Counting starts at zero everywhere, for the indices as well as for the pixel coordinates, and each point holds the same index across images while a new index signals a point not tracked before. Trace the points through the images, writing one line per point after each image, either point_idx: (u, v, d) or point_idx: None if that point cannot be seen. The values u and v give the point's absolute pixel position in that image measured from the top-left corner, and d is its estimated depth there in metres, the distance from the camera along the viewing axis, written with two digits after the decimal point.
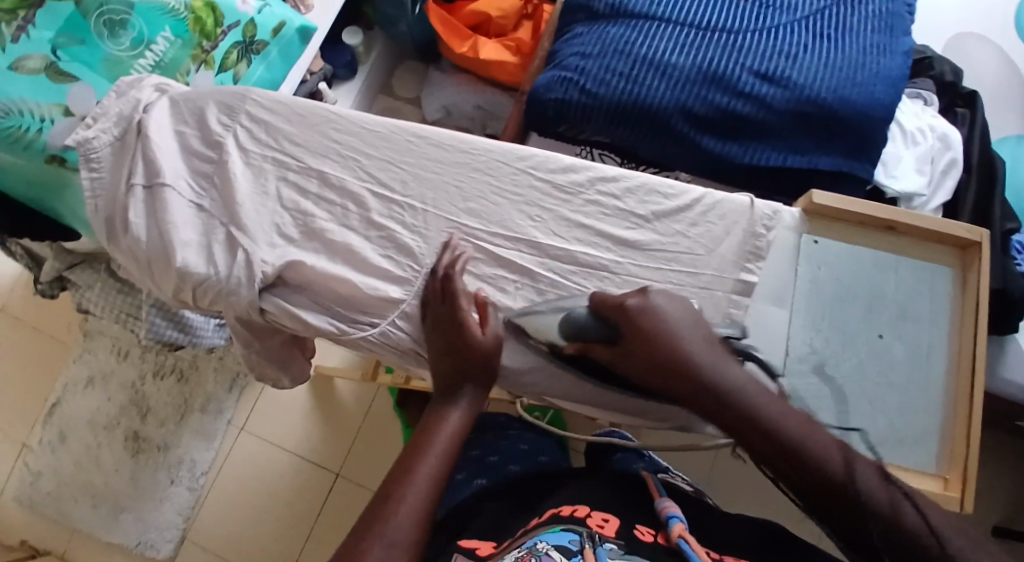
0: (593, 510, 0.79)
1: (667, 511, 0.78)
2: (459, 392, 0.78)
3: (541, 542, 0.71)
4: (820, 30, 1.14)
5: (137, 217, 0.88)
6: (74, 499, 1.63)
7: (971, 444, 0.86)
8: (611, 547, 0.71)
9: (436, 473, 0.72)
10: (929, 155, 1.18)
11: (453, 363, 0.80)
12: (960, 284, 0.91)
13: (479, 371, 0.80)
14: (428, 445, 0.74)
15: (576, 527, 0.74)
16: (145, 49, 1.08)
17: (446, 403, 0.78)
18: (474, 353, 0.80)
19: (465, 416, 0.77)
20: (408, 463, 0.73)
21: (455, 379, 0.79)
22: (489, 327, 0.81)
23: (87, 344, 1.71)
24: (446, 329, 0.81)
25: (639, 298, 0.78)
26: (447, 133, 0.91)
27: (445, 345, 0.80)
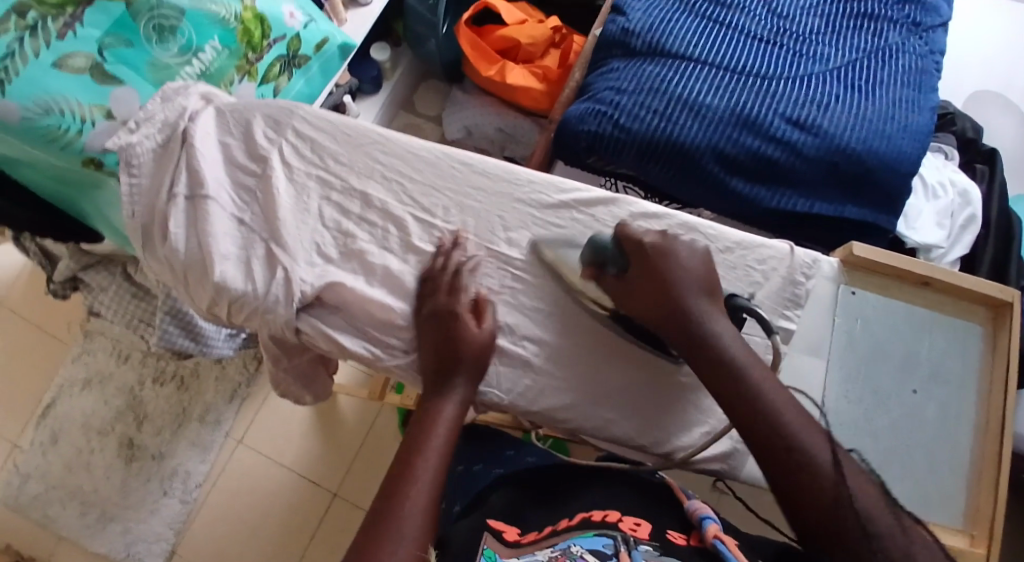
0: (625, 514, 0.76)
1: (700, 511, 0.76)
2: (452, 383, 0.78)
3: (574, 546, 0.69)
4: (852, 81, 1.15)
5: (177, 227, 0.87)
6: (62, 504, 1.59)
7: (997, 505, 0.85)
8: (646, 549, 0.70)
9: (437, 465, 0.72)
10: (949, 210, 1.19)
11: (451, 360, 0.79)
12: (991, 344, 0.90)
13: (472, 362, 0.80)
14: (427, 433, 0.74)
15: (609, 531, 0.72)
16: (193, 57, 1.07)
17: (440, 393, 0.77)
18: (473, 346, 0.80)
19: (461, 406, 0.77)
20: (407, 455, 0.72)
21: (445, 371, 0.79)
22: (486, 324, 0.82)
23: (87, 344, 1.69)
24: (439, 330, 0.81)
25: (660, 238, 0.81)
26: (492, 162, 0.91)
27: (436, 343, 0.80)
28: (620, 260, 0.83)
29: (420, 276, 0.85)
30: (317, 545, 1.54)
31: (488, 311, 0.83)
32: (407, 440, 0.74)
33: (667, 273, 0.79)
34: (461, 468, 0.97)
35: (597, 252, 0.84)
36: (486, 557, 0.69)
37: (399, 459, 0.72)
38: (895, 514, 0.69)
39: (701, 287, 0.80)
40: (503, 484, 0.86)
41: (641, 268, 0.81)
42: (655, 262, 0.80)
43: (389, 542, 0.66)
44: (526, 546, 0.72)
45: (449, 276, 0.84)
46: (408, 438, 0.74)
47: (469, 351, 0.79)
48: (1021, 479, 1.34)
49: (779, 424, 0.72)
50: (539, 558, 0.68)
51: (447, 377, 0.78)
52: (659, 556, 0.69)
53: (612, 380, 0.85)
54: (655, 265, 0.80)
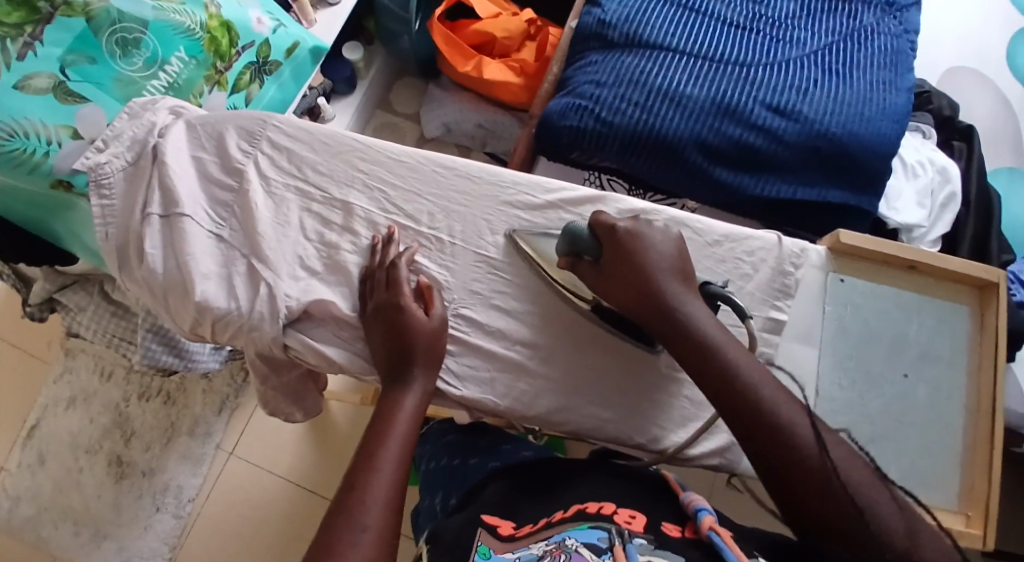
0: (620, 506, 0.74)
1: (695, 503, 0.73)
2: (410, 375, 0.77)
3: (569, 538, 0.69)
4: (830, 65, 1.14)
5: (154, 247, 0.85)
6: (53, 526, 1.57)
7: (992, 485, 0.84)
8: (641, 542, 0.68)
9: (401, 457, 0.72)
10: (929, 188, 1.18)
11: (405, 353, 0.78)
12: (978, 324, 0.89)
13: (425, 353, 0.79)
14: (389, 428, 0.74)
15: (603, 524, 0.71)
16: (159, 69, 1.05)
17: (398, 386, 0.77)
18: (420, 334, 0.79)
19: (419, 399, 0.77)
20: (369, 450, 0.72)
21: (399, 365, 0.78)
22: (434, 310, 0.81)
23: (68, 362, 1.65)
24: (388, 319, 0.79)
25: (629, 222, 0.80)
26: (474, 165, 0.90)
27: (386, 334, 0.79)
28: (593, 247, 0.81)
29: (361, 271, 0.84)
30: None
31: (435, 297, 0.82)
32: (369, 435, 0.74)
33: (641, 262, 0.78)
34: (456, 462, 0.96)
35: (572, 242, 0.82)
36: (481, 555, 0.71)
37: (360, 451, 0.72)
38: (901, 509, 0.69)
39: (673, 270, 0.78)
40: (495, 478, 0.86)
41: (618, 254, 0.79)
42: (627, 247, 0.79)
43: (362, 543, 0.65)
44: (521, 540, 0.72)
45: (388, 268, 0.83)
46: (369, 433, 0.74)
47: (421, 340, 0.79)
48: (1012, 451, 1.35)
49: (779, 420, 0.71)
50: (534, 554, 0.68)
51: (402, 371, 0.78)
52: (654, 550, 0.67)
53: (609, 380, 0.84)
54: (628, 256, 0.79)
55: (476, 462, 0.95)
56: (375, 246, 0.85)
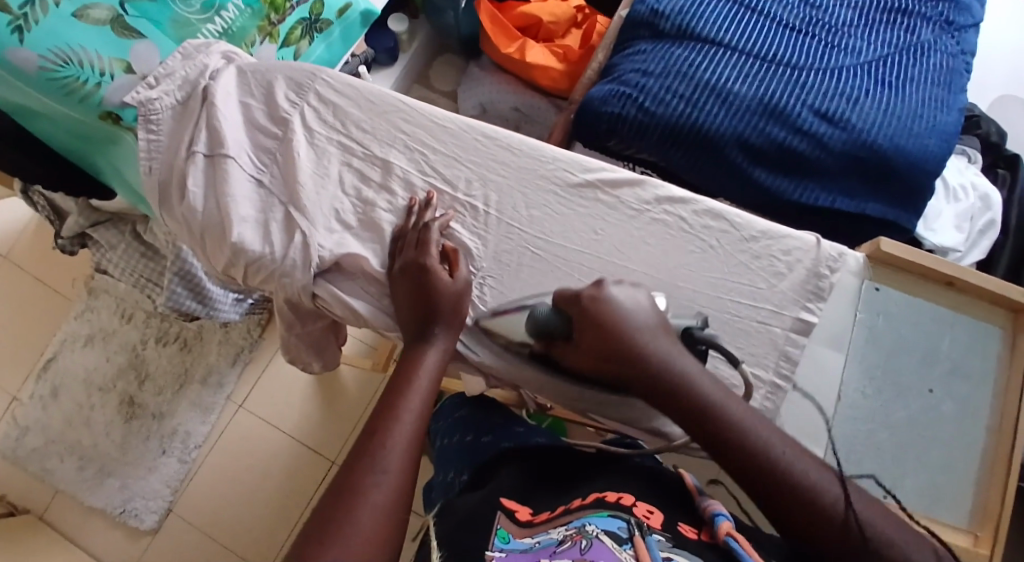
0: (639, 500, 0.75)
1: (712, 509, 0.73)
2: (432, 334, 0.78)
3: (589, 524, 0.68)
4: (883, 76, 1.13)
5: (197, 185, 0.86)
6: (59, 458, 1.60)
7: (1005, 507, 0.83)
8: (659, 538, 0.68)
9: (419, 414, 0.72)
10: (969, 212, 1.16)
11: (430, 311, 0.79)
12: (1010, 347, 0.88)
13: (450, 314, 0.79)
14: (408, 385, 0.74)
15: (622, 514, 0.71)
16: (215, 14, 1.05)
17: (420, 342, 0.78)
18: (448, 295, 0.80)
19: (441, 356, 0.77)
20: (389, 402, 0.73)
21: (425, 323, 0.79)
22: (460, 273, 0.82)
23: (90, 302, 1.68)
24: (413, 275, 0.80)
25: (592, 289, 0.78)
26: (517, 137, 0.90)
27: (413, 290, 0.80)
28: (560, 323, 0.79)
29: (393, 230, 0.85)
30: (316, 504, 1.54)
31: (460, 260, 0.83)
32: (389, 390, 0.74)
33: (610, 334, 0.76)
34: (469, 439, 0.99)
35: (539, 323, 0.80)
36: (499, 539, 0.70)
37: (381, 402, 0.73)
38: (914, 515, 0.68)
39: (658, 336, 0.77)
40: (509, 460, 0.90)
41: (583, 329, 0.77)
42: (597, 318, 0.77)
43: (378, 484, 0.66)
44: (540, 526, 0.73)
45: (421, 230, 0.83)
46: (390, 388, 0.74)
47: (445, 302, 0.79)
48: None
49: None
50: (554, 537, 0.68)
51: (425, 329, 0.79)
52: (672, 547, 0.67)
53: None
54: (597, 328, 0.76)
55: (489, 440, 0.97)
56: (412, 208, 0.86)
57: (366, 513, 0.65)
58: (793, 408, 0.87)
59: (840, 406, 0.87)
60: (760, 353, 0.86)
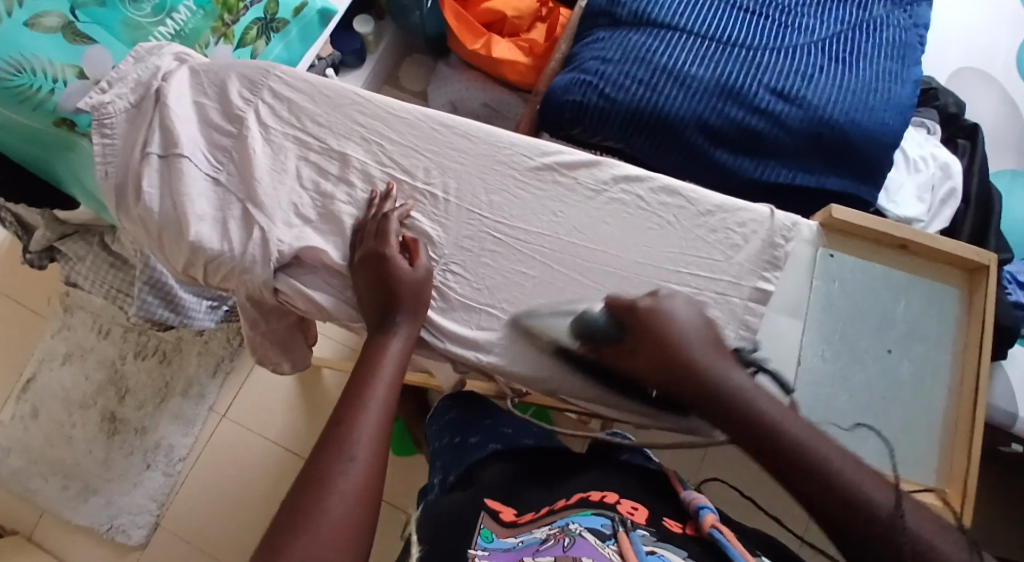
0: (623, 498, 0.74)
1: (697, 502, 0.72)
2: (394, 323, 0.79)
3: (573, 522, 0.67)
4: (836, 54, 1.13)
5: (152, 185, 0.86)
6: (43, 478, 1.58)
7: (972, 462, 0.87)
8: (643, 533, 0.67)
9: (388, 397, 0.73)
10: (929, 183, 1.17)
11: (392, 299, 0.80)
12: (966, 308, 0.90)
13: (410, 301, 0.81)
14: (374, 373, 0.75)
15: (606, 511, 0.70)
16: (167, 17, 1.06)
17: (383, 332, 0.79)
18: (408, 283, 0.81)
19: (405, 343, 0.78)
20: (358, 389, 0.73)
21: (386, 313, 0.80)
22: (420, 261, 0.83)
23: (66, 319, 1.66)
24: (372, 265, 0.81)
25: (649, 298, 0.79)
26: (474, 124, 0.91)
27: (373, 280, 0.81)
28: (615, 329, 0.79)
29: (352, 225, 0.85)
30: None
31: (421, 249, 0.84)
32: (355, 380, 0.75)
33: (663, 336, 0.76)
34: (457, 441, 0.95)
35: (589, 327, 0.81)
36: (482, 538, 0.70)
37: (346, 395, 0.73)
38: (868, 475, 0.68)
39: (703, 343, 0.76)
40: (498, 458, 0.89)
41: (638, 335, 0.78)
42: (653, 326, 0.77)
43: (346, 471, 0.66)
44: (523, 526, 0.72)
45: (379, 221, 0.84)
46: (356, 377, 0.75)
47: (407, 289, 0.80)
48: (1000, 453, 1.35)
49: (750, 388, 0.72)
50: (537, 536, 0.67)
51: (388, 318, 0.79)
52: (657, 542, 0.66)
53: None
54: (651, 338, 0.77)
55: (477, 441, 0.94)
56: (373, 200, 0.87)
57: (336, 501, 0.65)
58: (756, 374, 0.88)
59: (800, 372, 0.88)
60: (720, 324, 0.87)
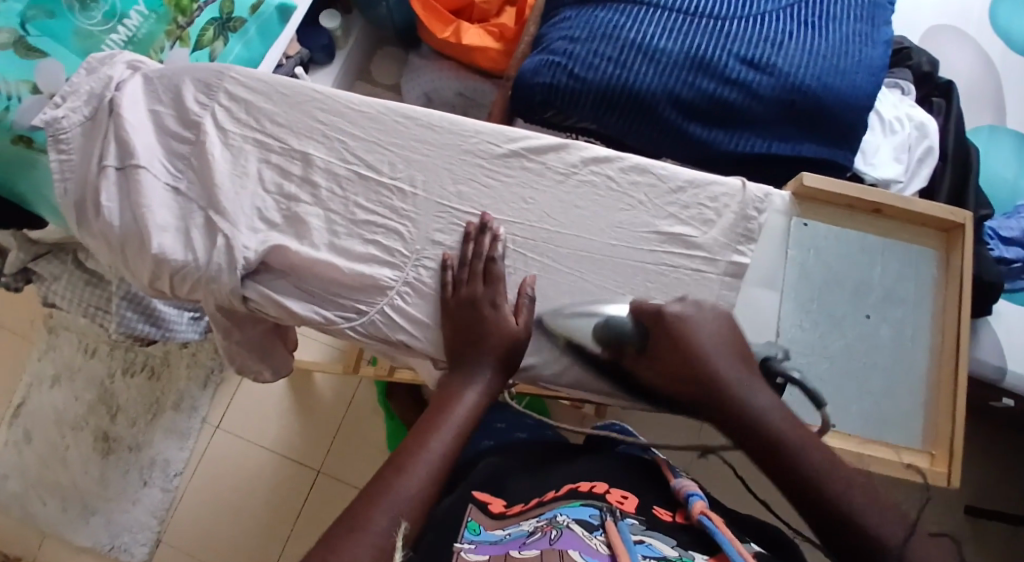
0: (612, 487, 0.72)
1: (686, 489, 0.70)
2: (479, 369, 0.77)
3: (560, 515, 0.65)
4: (805, 18, 1.09)
5: (110, 200, 0.86)
6: (42, 502, 1.54)
7: (955, 422, 0.86)
8: (633, 522, 0.65)
9: (451, 446, 0.70)
10: (906, 143, 1.14)
11: (478, 344, 0.79)
12: (943, 268, 0.92)
13: (503, 349, 0.79)
14: (448, 416, 0.73)
15: (594, 502, 0.68)
16: (118, 24, 1.05)
17: (465, 377, 0.77)
18: (503, 334, 0.79)
19: (484, 393, 0.76)
20: (422, 435, 0.71)
21: (474, 357, 0.78)
22: (522, 319, 0.82)
23: (52, 340, 1.62)
24: (465, 310, 0.81)
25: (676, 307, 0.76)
26: (437, 115, 0.91)
27: (463, 326, 0.81)
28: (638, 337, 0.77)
29: (446, 258, 0.85)
30: (305, 520, 1.50)
31: (525, 307, 0.83)
32: (426, 422, 0.72)
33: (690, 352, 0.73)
34: None
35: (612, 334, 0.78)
36: (470, 531, 0.67)
37: (417, 430, 0.71)
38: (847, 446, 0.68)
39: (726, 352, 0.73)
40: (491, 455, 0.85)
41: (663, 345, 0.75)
42: (678, 336, 0.74)
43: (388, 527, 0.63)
44: (511, 520, 0.69)
45: (485, 262, 0.84)
46: (428, 415, 0.73)
47: (497, 341, 0.79)
48: (996, 409, 1.35)
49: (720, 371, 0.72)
50: (524, 530, 0.65)
51: (473, 365, 0.78)
52: (646, 531, 0.64)
53: None
54: (674, 353, 0.74)
55: None
56: (468, 235, 0.86)
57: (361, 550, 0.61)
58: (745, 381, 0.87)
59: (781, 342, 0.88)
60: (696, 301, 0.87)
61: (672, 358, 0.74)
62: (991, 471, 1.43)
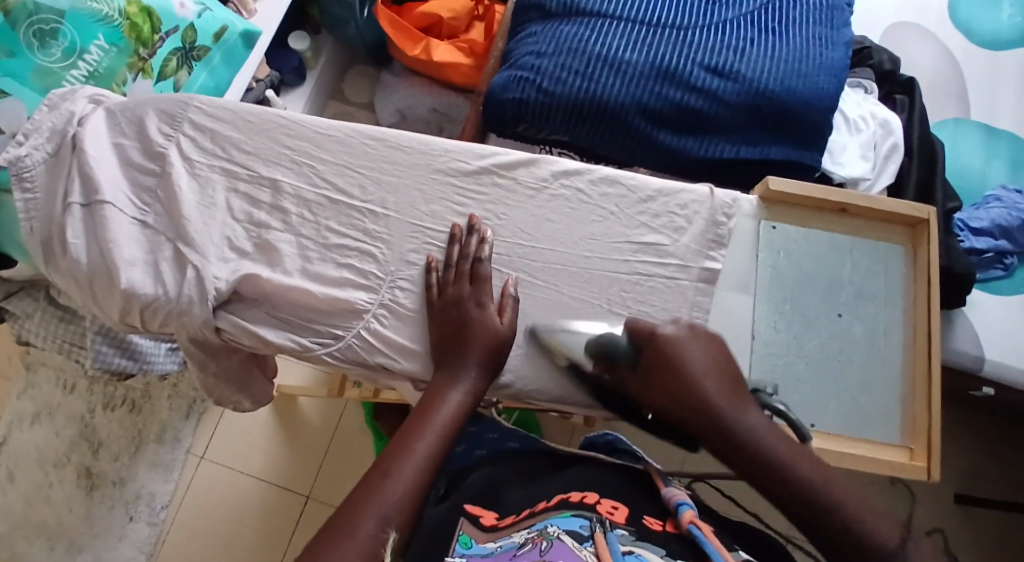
0: (603, 497, 0.71)
1: (676, 498, 0.70)
2: (462, 370, 0.78)
3: (551, 526, 0.64)
4: (766, 23, 1.10)
5: (76, 237, 0.85)
6: (27, 542, 1.50)
7: (932, 415, 0.86)
8: (622, 533, 0.64)
9: (434, 449, 0.71)
10: (872, 141, 1.15)
11: (463, 344, 0.79)
12: (911, 262, 0.92)
13: (486, 348, 0.79)
14: (432, 418, 0.74)
15: (585, 512, 0.66)
16: (78, 59, 1.03)
17: (449, 379, 0.78)
18: (488, 332, 0.80)
19: (468, 394, 0.77)
20: (406, 440, 0.72)
21: (456, 357, 0.79)
22: (507, 317, 0.82)
23: (30, 377, 1.59)
24: (446, 312, 0.82)
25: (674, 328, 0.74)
26: (405, 135, 0.91)
27: (446, 329, 0.81)
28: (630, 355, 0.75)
29: (431, 261, 0.85)
30: (296, 547, 1.47)
31: (509, 305, 0.83)
32: (410, 424, 0.74)
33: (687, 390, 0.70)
34: None
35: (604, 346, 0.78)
36: (461, 544, 0.66)
37: (402, 432, 0.73)
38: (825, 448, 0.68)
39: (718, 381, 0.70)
40: (486, 463, 0.84)
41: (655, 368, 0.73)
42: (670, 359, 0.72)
43: (377, 530, 0.64)
44: (502, 531, 0.67)
45: (472, 263, 0.84)
46: (412, 418, 0.74)
47: (481, 339, 0.79)
48: (978, 399, 1.36)
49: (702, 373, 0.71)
50: (514, 542, 0.63)
51: (457, 364, 0.78)
52: (636, 541, 0.63)
53: (550, 343, 0.85)
54: (665, 377, 0.72)
55: None
56: (455, 236, 0.86)
57: None
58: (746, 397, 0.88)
59: (755, 344, 0.89)
60: (672, 310, 0.87)
61: (663, 381, 0.72)
62: (979, 460, 1.44)
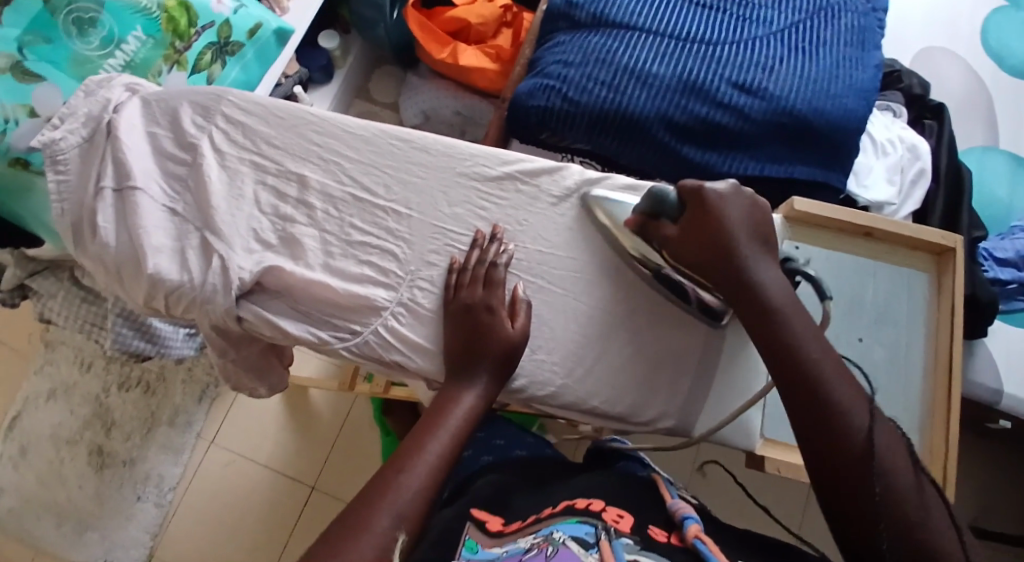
0: (609, 505, 0.71)
1: (682, 511, 0.70)
2: (476, 373, 0.79)
3: (557, 531, 0.65)
4: (796, 43, 1.10)
5: (107, 221, 0.87)
6: (37, 517, 1.52)
7: (949, 441, 0.87)
8: (627, 542, 0.65)
9: (447, 451, 0.73)
10: (899, 165, 1.15)
11: (477, 350, 0.80)
12: (935, 287, 0.93)
13: (502, 357, 0.80)
14: (443, 420, 0.75)
15: (591, 519, 0.67)
16: (115, 48, 1.06)
17: (462, 383, 0.79)
18: (500, 340, 0.81)
19: (480, 397, 0.78)
20: (418, 440, 0.73)
21: (471, 360, 0.80)
22: (520, 322, 0.83)
23: (48, 355, 1.61)
24: (465, 316, 0.82)
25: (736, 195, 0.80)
26: (432, 138, 0.92)
27: (465, 332, 0.82)
28: (675, 211, 0.81)
29: (454, 261, 0.86)
30: (300, 537, 1.49)
31: (522, 309, 0.84)
32: (423, 425, 0.75)
33: None
34: None
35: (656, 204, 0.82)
36: (467, 549, 0.66)
37: (415, 432, 0.74)
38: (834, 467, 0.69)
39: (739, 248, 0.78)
40: (490, 471, 0.85)
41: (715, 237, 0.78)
42: (700, 217, 0.78)
43: (388, 525, 0.66)
44: (509, 536, 0.68)
45: (488, 267, 0.85)
46: (425, 420, 0.76)
47: (495, 345, 0.80)
48: (989, 429, 1.35)
49: (752, 295, 0.76)
50: (521, 547, 0.64)
51: (471, 368, 0.80)
52: (641, 551, 0.64)
53: (564, 350, 0.86)
54: (696, 235, 0.78)
55: None
56: (477, 242, 0.87)
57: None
58: (775, 420, 0.90)
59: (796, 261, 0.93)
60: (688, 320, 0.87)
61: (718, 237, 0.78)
62: (987, 491, 1.43)
